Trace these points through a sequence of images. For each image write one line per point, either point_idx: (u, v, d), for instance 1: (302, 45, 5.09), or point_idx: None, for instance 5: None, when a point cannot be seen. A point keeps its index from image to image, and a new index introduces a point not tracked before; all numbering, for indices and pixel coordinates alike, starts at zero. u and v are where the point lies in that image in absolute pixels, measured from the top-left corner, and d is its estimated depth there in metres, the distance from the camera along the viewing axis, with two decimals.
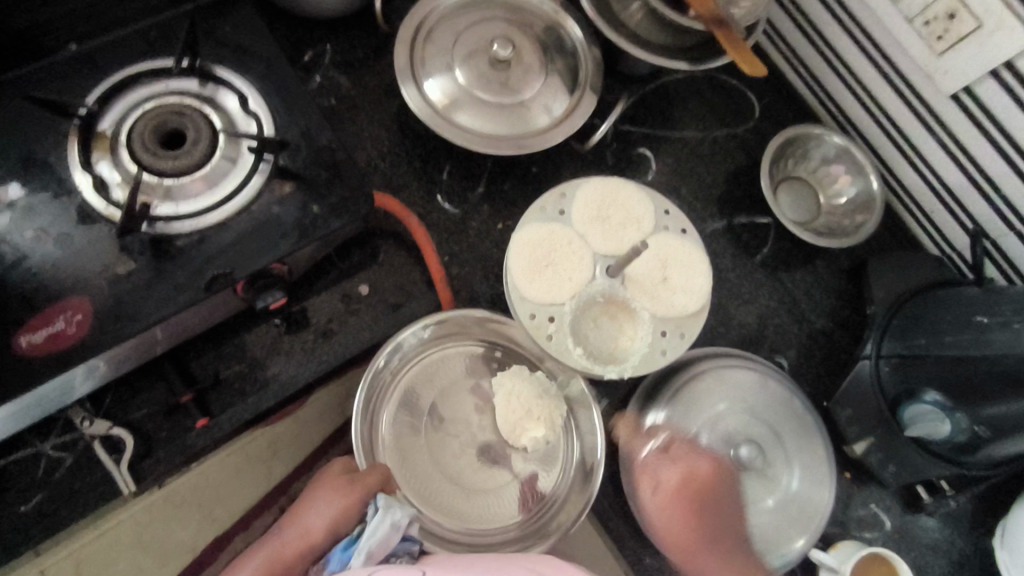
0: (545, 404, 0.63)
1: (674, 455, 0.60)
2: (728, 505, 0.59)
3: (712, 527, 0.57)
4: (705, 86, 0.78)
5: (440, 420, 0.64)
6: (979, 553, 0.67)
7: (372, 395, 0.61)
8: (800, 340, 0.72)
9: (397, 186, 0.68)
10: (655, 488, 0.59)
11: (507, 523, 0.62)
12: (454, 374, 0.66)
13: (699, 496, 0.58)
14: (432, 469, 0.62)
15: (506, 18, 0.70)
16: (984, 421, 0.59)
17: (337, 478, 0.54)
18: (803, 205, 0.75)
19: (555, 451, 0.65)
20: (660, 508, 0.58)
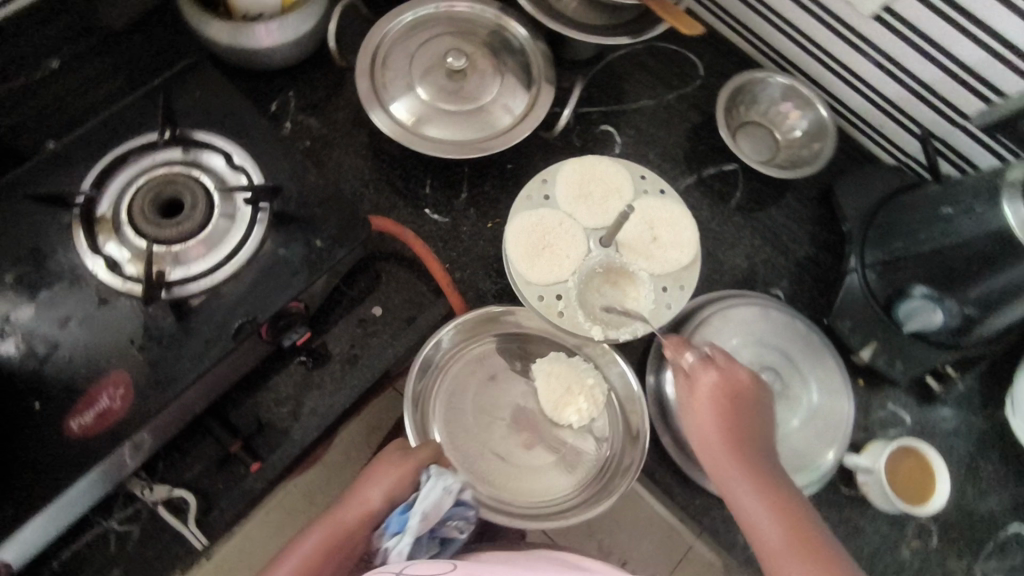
0: (585, 383, 0.67)
1: (713, 365, 0.57)
2: (764, 421, 0.57)
3: (751, 447, 0.55)
4: (647, 57, 0.82)
5: (486, 408, 0.67)
6: (996, 426, 0.72)
7: (417, 402, 0.65)
8: (788, 269, 0.76)
9: (385, 209, 0.71)
10: (693, 396, 0.57)
11: (562, 494, 0.65)
12: (491, 367, 0.69)
13: (734, 408, 0.55)
14: (485, 457, 0.65)
15: (452, 32, 0.74)
16: (972, 302, 0.63)
17: (391, 454, 0.57)
18: (762, 145, 0.80)
19: (601, 421, 0.68)
20: (695, 412, 0.57)
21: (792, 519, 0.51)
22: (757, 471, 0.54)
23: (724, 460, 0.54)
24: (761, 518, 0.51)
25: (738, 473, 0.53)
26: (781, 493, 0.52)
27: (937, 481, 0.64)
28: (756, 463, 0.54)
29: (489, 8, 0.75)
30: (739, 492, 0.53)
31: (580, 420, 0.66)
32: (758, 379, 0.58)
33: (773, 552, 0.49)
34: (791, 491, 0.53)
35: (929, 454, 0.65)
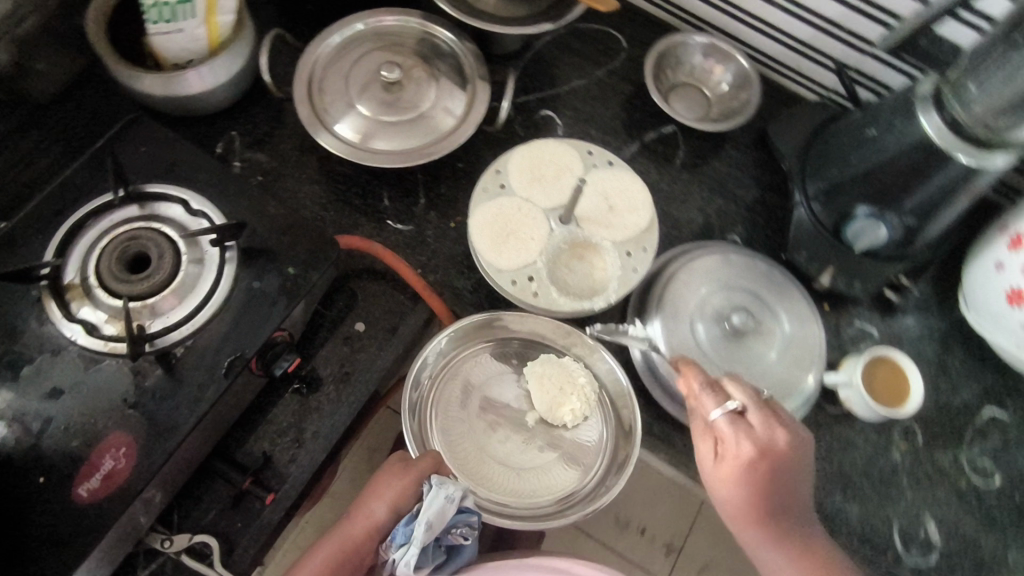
0: (577, 383, 0.68)
1: (742, 431, 0.55)
2: (797, 482, 0.56)
3: (782, 517, 0.55)
4: (571, 39, 0.86)
5: (482, 415, 0.69)
6: (953, 322, 0.77)
7: (412, 415, 0.66)
8: (740, 214, 0.80)
9: (348, 227, 0.73)
10: (735, 472, 0.55)
11: (561, 493, 0.67)
12: (483, 374, 0.71)
13: (768, 480, 0.54)
14: (486, 462, 0.67)
15: (382, 47, 0.76)
16: (909, 213, 0.68)
17: (393, 464, 0.61)
18: (694, 104, 0.84)
19: (595, 416, 0.69)
20: (728, 488, 0.55)
21: None
22: (787, 541, 0.55)
23: (753, 532, 0.55)
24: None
25: (769, 545, 0.55)
26: (812, 560, 0.54)
27: (910, 381, 0.68)
28: (786, 533, 0.55)
29: (412, 17, 0.77)
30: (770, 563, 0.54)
31: (574, 419, 0.68)
32: (792, 436, 0.56)
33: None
34: (818, 553, 0.55)
35: (900, 362, 0.69)
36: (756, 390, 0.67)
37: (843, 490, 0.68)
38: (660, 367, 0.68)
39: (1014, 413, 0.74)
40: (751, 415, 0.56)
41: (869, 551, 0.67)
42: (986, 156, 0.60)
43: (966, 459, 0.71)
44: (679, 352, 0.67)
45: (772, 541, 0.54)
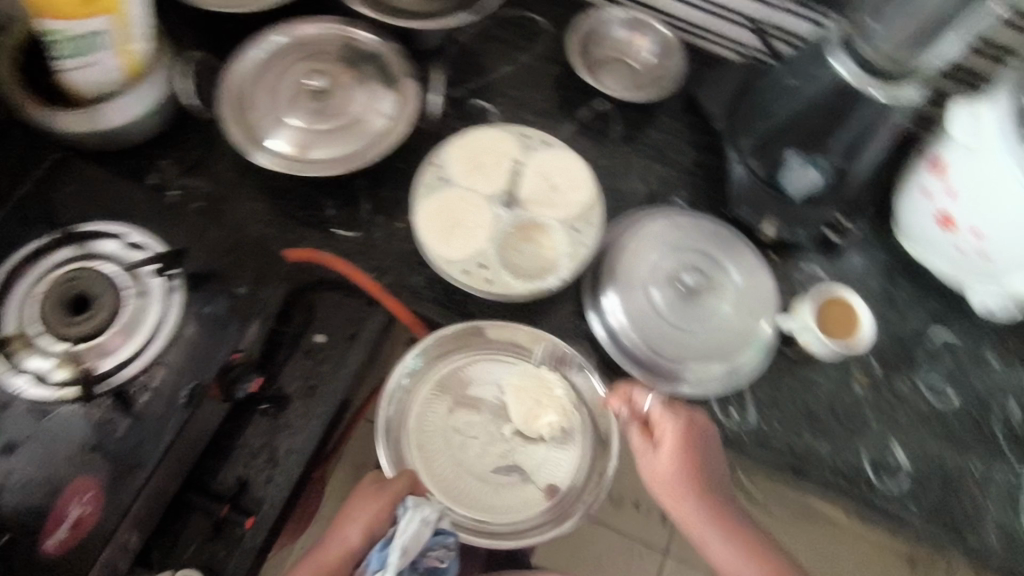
0: (554, 395, 0.70)
1: (665, 419, 0.63)
2: (717, 463, 0.64)
3: (712, 494, 0.63)
4: (494, 28, 0.86)
5: (458, 429, 0.69)
6: (893, 255, 0.80)
7: (387, 438, 0.67)
8: (681, 178, 0.82)
9: (295, 242, 0.72)
10: (666, 456, 0.63)
11: (538, 508, 0.67)
12: (457, 387, 0.71)
13: (693, 459, 0.62)
14: (462, 478, 0.68)
15: (305, 56, 0.76)
16: (836, 153, 0.70)
17: (367, 488, 0.63)
18: (621, 76, 0.85)
19: (574, 425, 0.70)
20: (668, 467, 0.63)
21: (754, 548, 0.61)
22: (722, 518, 0.62)
23: (693, 510, 0.63)
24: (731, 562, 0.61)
25: (707, 525, 0.62)
26: (744, 534, 0.62)
27: (856, 310, 0.71)
28: (719, 512, 0.63)
29: (329, 24, 0.76)
30: (711, 542, 0.62)
31: (552, 431, 0.69)
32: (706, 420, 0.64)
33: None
34: (748, 529, 0.63)
35: (844, 296, 0.72)
36: (714, 344, 0.69)
37: (812, 428, 0.71)
38: (623, 336, 0.69)
39: (961, 332, 0.77)
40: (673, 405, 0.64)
41: (844, 483, 0.69)
42: (898, 91, 0.64)
43: (921, 381, 0.74)
44: (636, 317, 0.69)
45: (710, 519, 0.62)
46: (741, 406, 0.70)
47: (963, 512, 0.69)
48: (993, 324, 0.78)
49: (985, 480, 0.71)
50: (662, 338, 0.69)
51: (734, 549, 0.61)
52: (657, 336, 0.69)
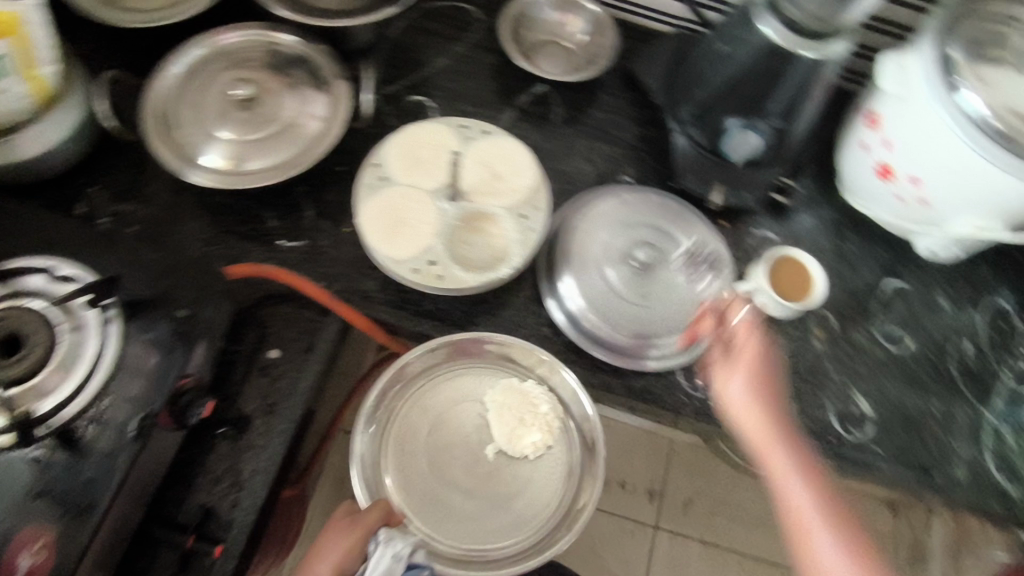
0: (537, 411, 0.71)
1: (753, 335, 0.64)
2: (785, 404, 0.63)
3: (793, 435, 0.60)
4: (424, 21, 0.85)
5: (442, 451, 0.71)
6: (840, 210, 0.81)
7: (362, 470, 0.67)
8: (626, 155, 0.81)
9: (238, 257, 0.70)
10: (748, 375, 0.61)
11: (525, 531, 0.68)
12: (439, 409, 0.72)
13: (771, 387, 0.61)
14: (447, 506, 0.69)
15: (229, 65, 0.73)
16: (775, 115, 0.70)
17: (341, 520, 0.63)
18: (557, 59, 0.84)
19: (558, 442, 0.72)
20: (744, 383, 0.61)
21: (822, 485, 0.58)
22: (802, 459, 0.58)
23: (771, 443, 0.59)
24: (807, 501, 0.57)
25: (786, 458, 0.58)
26: (821, 480, 0.58)
27: (810, 272, 0.72)
28: (800, 454, 0.59)
29: (252, 30, 0.74)
30: (789, 478, 0.57)
31: (534, 450, 0.70)
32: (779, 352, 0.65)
33: (813, 520, 0.56)
34: (824, 478, 0.59)
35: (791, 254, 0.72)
36: (675, 316, 0.69)
37: None
38: (583, 319, 0.68)
39: (910, 279, 0.79)
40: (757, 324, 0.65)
41: (815, 439, 0.69)
42: (826, 47, 0.64)
43: (878, 331, 0.76)
44: (595, 299, 0.68)
45: (790, 454, 0.58)
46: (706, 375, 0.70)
47: (930, 454, 0.71)
48: (940, 268, 0.80)
49: (947, 420, 0.72)
50: (623, 316, 0.68)
51: (812, 489, 0.57)
52: (618, 315, 0.68)
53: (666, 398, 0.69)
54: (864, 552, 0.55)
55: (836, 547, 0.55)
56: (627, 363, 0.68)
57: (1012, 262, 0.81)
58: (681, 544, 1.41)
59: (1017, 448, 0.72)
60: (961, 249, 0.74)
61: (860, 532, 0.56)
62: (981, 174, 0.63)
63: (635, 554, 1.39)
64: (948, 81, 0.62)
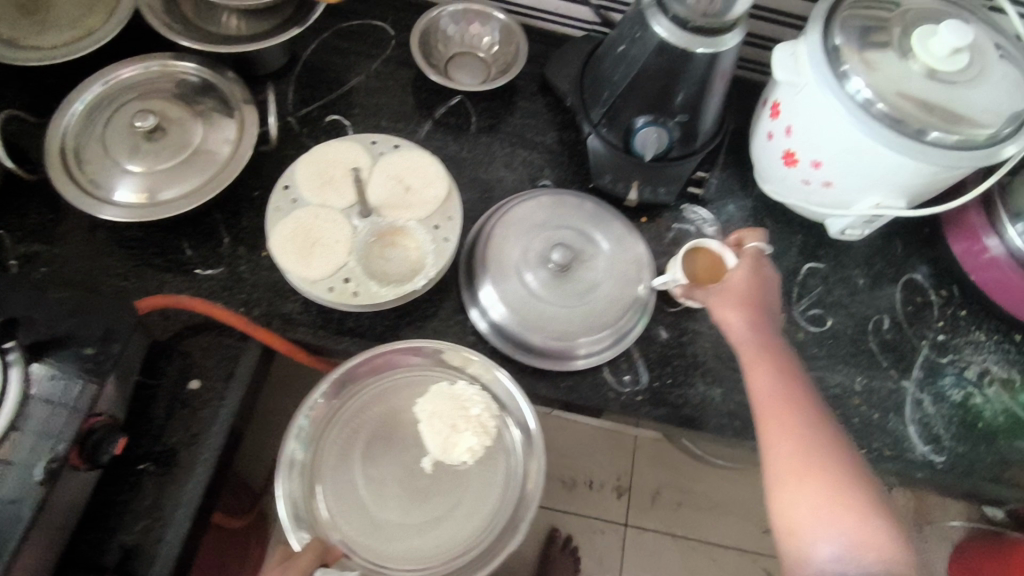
0: (469, 414, 0.71)
1: (746, 267, 0.68)
2: (779, 333, 0.66)
3: (782, 359, 0.63)
4: (337, 41, 0.85)
5: (376, 468, 0.70)
6: (755, 199, 0.84)
7: (297, 505, 0.66)
8: (545, 159, 0.82)
9: (156, 290, 0.69)
10: (736, 303, 0.65)
11: (473, 535, 0.68)
12: (369, 428, 0.72)
13: (761, 315, 0.65)
14: (391, 528, 0.68)
15: (133, 97, 0.72)
16: (681, 110, 0.72)
17: (276, 568, 0.60)
18: (473, 70, 0.85)
19: (494, 443, 0.72)
20: (729, 309, 0.66)
21: (807, 406, 0.60)
22: (784, 374, 0.62)
23: (757, 362, 0.63)
24: (777, 404, 0.60)
25: (767, 371, 0.62)
26: (800, 392, 0.61)
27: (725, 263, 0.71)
28: (784, 378, 0.61)
29: (154, 60, 0.74)
30: (766, 388, 0.61)
31: (471, 454, 0.71)
32: (774, 286, 0.69)
33: (786, 420, 0.59)
34: (811, 398, 0.61)
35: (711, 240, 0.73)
36: (597, 314, 0.70)
37: (703, 377, 0.73)
38: (506, 327, 0.69)
39: (828, 260, 0.81)
40: (749, 258, 0.69)
41: (740, 425, 0.71)
42: (720, 41, 0.66)
43: (799, 313, 0.78)
44: (517, 305, 0.69)
45: (773, 369, 0.62)
46: (632, 370, 0.72)
47: (854, 429, 0.72)
48: (855, 248, 0.82)
49: (870, 395, 0.74)
50: (547, 318, 0.69)
51: (787, 398, 0.60)
52: (540, 317, 0.69)
53: (594, 395, 0.70)
54: (826, 451, 0.57)
55: (799, 444, 0.57)
56: (555, 364, 0.70)
57: (923, 237, 0.83)
58: (649, 539, 1.41)
59: (938, 416, 0.74)
60: (868, 228, 0.76)
61: (831, 436, 0.58)
62: (874, 155, 0.65)
63: (604, 553, 1.39)
64: (838, 72, 0.65)
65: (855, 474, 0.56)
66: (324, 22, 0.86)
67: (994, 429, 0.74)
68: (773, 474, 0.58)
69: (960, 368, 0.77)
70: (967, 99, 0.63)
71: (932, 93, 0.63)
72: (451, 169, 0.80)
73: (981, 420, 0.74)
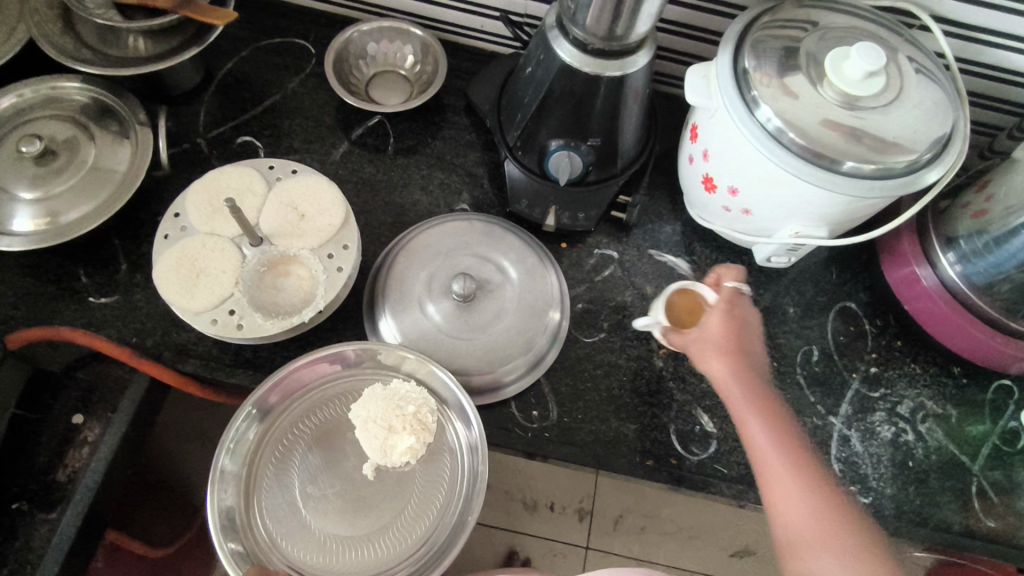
0: (405, 412, 0.63)
1: (722, 308, 0.63)
2: (765, 376, 0.60)
3: (771, 408, 0.57)
4: (256, 58, 0.83)
5: (315, 481, 0.64)
6: (683, 223, 0.81)
7: (234, 532, 0.60)
8: (464, 182, 0.80)
9: (46, 319, 0.67)
10: (717, 351, 0.60)
11: (424, 537, 0.63)
12: (303, 438, 0.66)
13: (745, 359, 0.60)
14: (338, 543, 0.62)
15: (22, 121, 0.70)
16: (592, 134, 0.68)
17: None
18: (395, 89, 0.83)
19: (440, 443, 0.66)
20: (710, 357, 0.60)
21: (802, 459, 0.55)
22: (778, 425, 0.56)
23: (746, 415, 0.57)
24: (777, 463, 0.54)
25: (761, 423, 0.56)
26: (798, 445, 0.55)
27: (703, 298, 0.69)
28: (778, 427, 0.56)
29: (42, 84, 0.72)
30: (761, 445, 0.56)
31: (413, 454, 0.63)
32: (756, 326, 0.63)
33: (786, 479, 0.54)
34: (805, 449, 0.56)
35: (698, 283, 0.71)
36: (498, 344, 0.69)
37: (616, 414, 0.69)
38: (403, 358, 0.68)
39: (758, 288, 0.78)
40: (726, 299, 0.63)
41: (651, 464, 0.68)
42: (624, 63, 0.63)
43: None
44: (416, 338, 0.68)
45: (765, 421, 0.56)
46: (541, 405, 0.69)
47: None
48: (787, 275, 0.79)
49: None
50: (446, 347, 0.68)
51: (784, 452, 0.55)
52: (439, 346, 0.68)
53: (499, 432, 0.68)
54: (831, 510, 0.52)
55: (808, 505, 0.52)
56: None
57: (860, 263, 0.80)
58: (612, 565, 1.29)
59: (866, 454, 0.71)
60: (793, 256, 0.74)
61: (833, 492, 0.54)
62: (788, 183, 0.62)
63: None
64: (748, 98, 0.61)
65: (861, 530, 0.52)
66: (243, 40, 0.83)
67: (925, 468, 0.71)
68: (787, 542, 0.52)
69: (892, 403, 0.73)
70: (884, 122, 0.58)
71: (855, 122, 0.58)
72: (365, 194, 0.77)
73: (912, 459, 0.71)
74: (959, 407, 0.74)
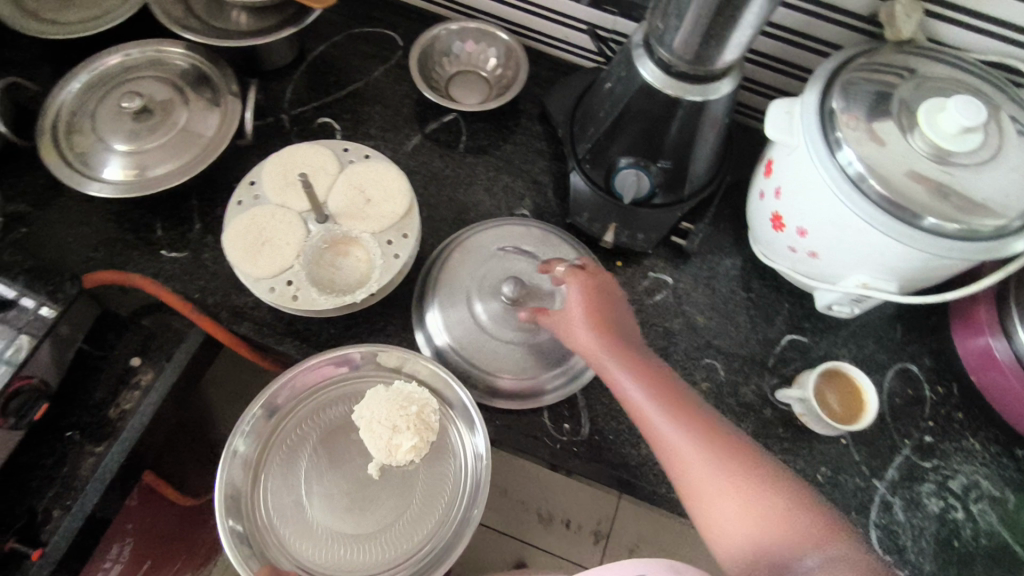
0: (409, 412, 0.64)
1: (580, 279, 0.62)
2: (642, 351, 0.58)
3: (643, 363, 0.56)
4: (347, 43, 0.86)
5: (322, 478, 0.65)
6: (743, 257, 0.79)
7: (240, 523, 0.61)
8: (527, 188, 0.80)
9: (119, 265, 0.71)
10: (583, 326, 0.59)
11: (427, 537, 0.63)
12: (311, 437, 0.67)
13: (617, 332, 0.58)
14: (344, 541, 0.63)
15: (127, 78, 0.75)
16: (663, 156, 0.67)
17: None
18: (473, 89, 0.85)
19: (444, 448, 0.67)
20: (577, 336, 0.59)
21: (673, 401, 0.54)
22: (648, 377, 0.55)
23: (617, 374, 0.56)
24: (676, 439, 0.52)
25: (646, 395, 0.54)
26: (660, 379, 0.55)
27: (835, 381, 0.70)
28: (656, 387, 0.54)
29: (148, 46, 0.77)
30: (664, 438, 0.52)
31: (416, 453, 0.64)
32: (613, 290, 0.63)
33: (673, 438, 0.52)
34: (688, 404, 0.54)
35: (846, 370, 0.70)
36: (540, 351, 0.69)
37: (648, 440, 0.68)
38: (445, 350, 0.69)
39: (814, 335, 0.75)
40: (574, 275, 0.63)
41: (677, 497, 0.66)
42: (708, 88, 0.62)
43: (767, 388, 0.72)
44: (461, 335, 0.69)
45: (640, 383, 0.55)
46: (574, 419, 0.68)
47: None
48: (847, 326, 0.76)
49: (832, 487, 0.68)
50: (489, 346, 0.69)
51: (684, 429, 0.52)
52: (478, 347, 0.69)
53: (527, 438, 0.68)
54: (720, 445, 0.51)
55: (701, 467, 0.50)
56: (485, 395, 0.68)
57: (928, 325, 0.76)
58: None
59: (907, 526, 0.67)
60: (857, 307, 0.71)
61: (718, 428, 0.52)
62: (858, 231, 0.60)
63: None
64: (831, 139, 0.59)
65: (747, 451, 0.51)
66: (337, 25, 0.87)
67: (971, 550, 0.66)
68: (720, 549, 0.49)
69: (943, 477, 0.69)
70: (974, 181, 0.55)
71: (943, 178, 0.55)
72: (431, 187, 0.79)
73: (958, 538, 0.67)
74: (1018, 492, 0.69)
